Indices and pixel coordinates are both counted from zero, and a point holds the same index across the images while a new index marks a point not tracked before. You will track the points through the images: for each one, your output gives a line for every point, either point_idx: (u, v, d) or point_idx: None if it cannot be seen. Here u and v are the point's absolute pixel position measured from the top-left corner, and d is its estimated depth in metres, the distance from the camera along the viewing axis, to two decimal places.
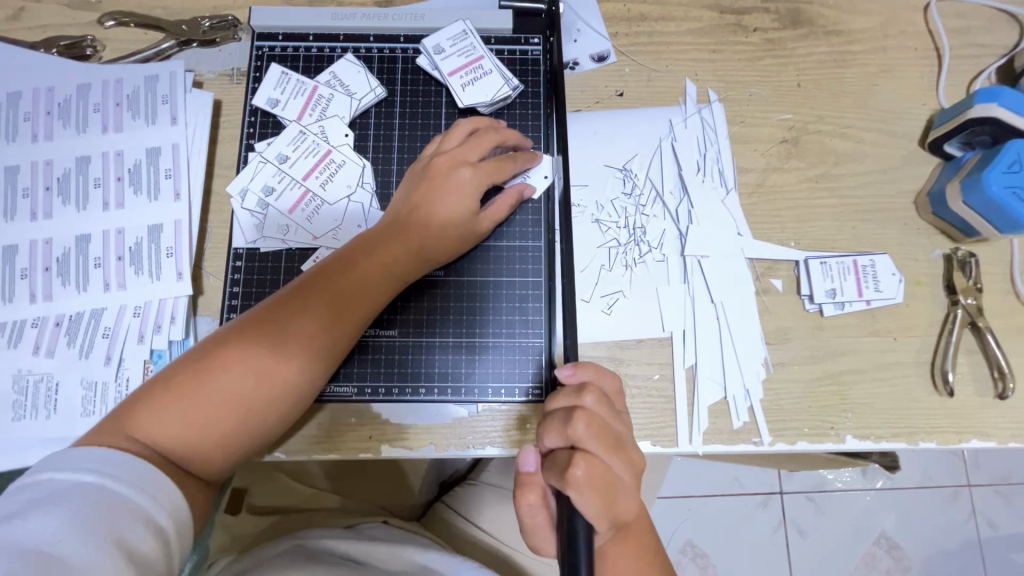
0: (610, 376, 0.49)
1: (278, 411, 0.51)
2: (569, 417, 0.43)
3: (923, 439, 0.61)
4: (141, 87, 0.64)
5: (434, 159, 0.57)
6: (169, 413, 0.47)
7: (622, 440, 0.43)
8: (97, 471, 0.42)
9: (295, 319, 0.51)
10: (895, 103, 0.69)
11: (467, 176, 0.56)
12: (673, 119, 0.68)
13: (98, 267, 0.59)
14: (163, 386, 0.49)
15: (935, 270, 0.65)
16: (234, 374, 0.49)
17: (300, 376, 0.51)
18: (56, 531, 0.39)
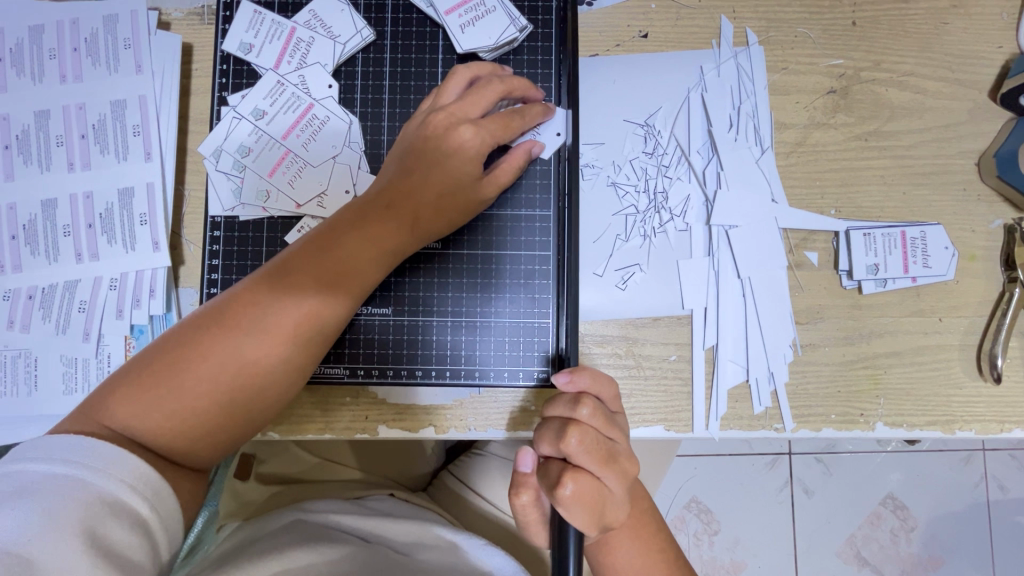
0: (610, 378, 0.44)
1: (265, 398, 0.47)
2: (563, 430, 0.39)
3: (961, 428, 0.56)
4: (100, 29, 0.56)
5: (430, 117, 0.50)
6: (143, 406, 0.43)
7: (617, 453, 0.40)
8: (74, 462, 0.39)
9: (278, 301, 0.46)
10: (966, 46, 0.59)
11: (468, 135, 0.49)
12: (704, 65, 0.59)
13: (68, 236, 0.55)
14: (137, 372, 0.45)
15: (994, 242, 0.58)
16: (216, 360, 0.45)
17: (289, 361, 0.47)
18: (30, 529, 0.36)
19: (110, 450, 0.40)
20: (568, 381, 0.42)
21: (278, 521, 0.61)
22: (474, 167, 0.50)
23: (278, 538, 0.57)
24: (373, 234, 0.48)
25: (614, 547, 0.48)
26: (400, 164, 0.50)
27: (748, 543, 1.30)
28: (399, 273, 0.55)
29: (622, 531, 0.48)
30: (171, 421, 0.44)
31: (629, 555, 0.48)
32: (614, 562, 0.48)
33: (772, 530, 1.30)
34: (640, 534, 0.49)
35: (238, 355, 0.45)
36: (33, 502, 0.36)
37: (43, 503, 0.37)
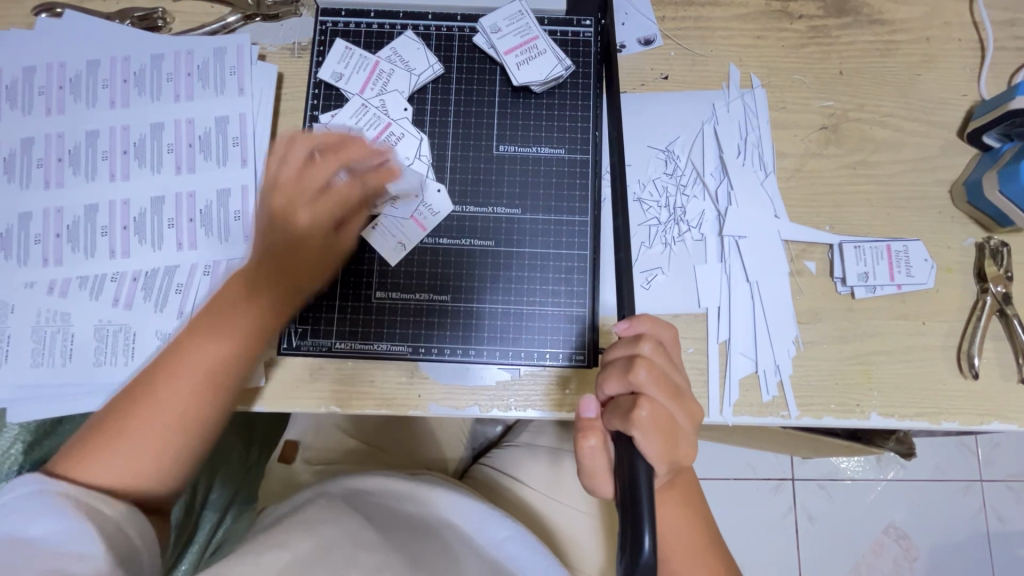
0: (671, 326, 0.47)
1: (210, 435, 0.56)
2: (630, 365, 0.43)
3: (946, 419, 0.64)
4: (210, 59, 0.67)
5: (280, 186, 0.57)
6: (116, 460, 0.52)
7: (683, 391, 0.43)
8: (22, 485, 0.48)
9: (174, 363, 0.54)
10: (936, 94, 0.70)
11: (309, 216, 0.57)
12: (715, 103, 0.70)
13: (172, 228, 0.63)
14: (109, 416, 0.54)
15: (967, 258, 0.67)
16: (172, 400, 0.54)
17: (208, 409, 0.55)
18: (18, 523, 0.45)
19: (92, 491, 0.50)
20: (628, 326, 0.45)
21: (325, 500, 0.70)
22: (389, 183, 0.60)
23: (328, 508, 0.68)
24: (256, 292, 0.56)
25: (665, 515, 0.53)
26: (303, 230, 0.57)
27: (755, 567, 1.35)
28: (466, 269, 0.63)
29: (671, 498, 0.53)
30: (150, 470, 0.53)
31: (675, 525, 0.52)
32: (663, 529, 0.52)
33: (775, 552, 1.35)
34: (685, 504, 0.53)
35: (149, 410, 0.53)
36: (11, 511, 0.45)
37: (16, 510, 0.45)
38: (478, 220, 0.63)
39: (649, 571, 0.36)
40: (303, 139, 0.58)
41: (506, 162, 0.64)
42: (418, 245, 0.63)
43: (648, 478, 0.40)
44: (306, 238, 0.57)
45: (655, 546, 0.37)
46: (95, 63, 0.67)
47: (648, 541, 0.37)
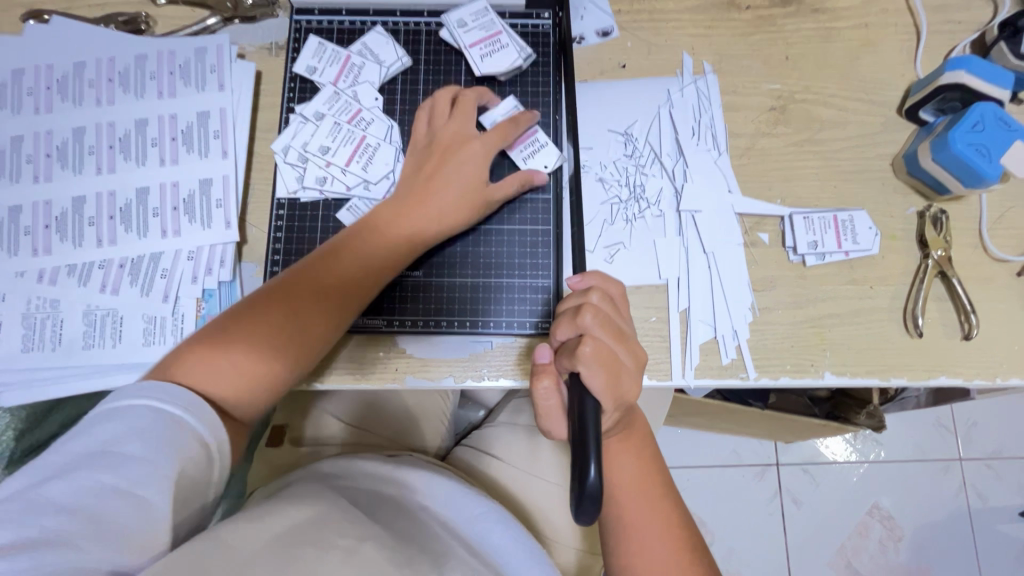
0: (618, 282, 0.51)
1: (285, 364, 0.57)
2: (578, 312, 0.46)
3: (895, 376, 0.67)
4: (191, 58, 0.71)
5: (433, 141, 0.64)
6: (228, 365, 0.55)
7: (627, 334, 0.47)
8: (151, 394, 0.50)
9: (271, 313, 0.58)
10: (876, 75, 0.75)
11: (465, 155, 0.63)
12: (670, 89, 0.74)
13: (156, 216, 0.67)
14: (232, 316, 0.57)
15: (910, 225, 0.71)
16: (258, 340, 0.56)
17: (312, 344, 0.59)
18: (131, 428, 0.47)
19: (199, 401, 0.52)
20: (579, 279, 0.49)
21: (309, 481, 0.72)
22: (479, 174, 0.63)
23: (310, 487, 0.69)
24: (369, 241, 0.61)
25: (616, 464, 0.57)
26: (466, 155, 0.63)
27: (742, 549, 1.37)
28: (440, 246, 0.66)
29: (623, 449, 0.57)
30: (239, 370, 0.55)
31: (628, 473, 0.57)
32: (616, 478, 0.57)
33: (761, 535, 1.38)
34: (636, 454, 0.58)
35: (258, 317, 0.57)
36: (116, 421, 0.47)
37: (131, 422, 0.47)
38: None
39: (595, 496, 0.39)
40: (449, 94, 0.65)
41: None
42: None
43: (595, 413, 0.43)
44: (469, 160, 0.63)
45: (600, 475, 0.40)
46: (82, 64, 0.70)
47: (594, 471, 0.40)
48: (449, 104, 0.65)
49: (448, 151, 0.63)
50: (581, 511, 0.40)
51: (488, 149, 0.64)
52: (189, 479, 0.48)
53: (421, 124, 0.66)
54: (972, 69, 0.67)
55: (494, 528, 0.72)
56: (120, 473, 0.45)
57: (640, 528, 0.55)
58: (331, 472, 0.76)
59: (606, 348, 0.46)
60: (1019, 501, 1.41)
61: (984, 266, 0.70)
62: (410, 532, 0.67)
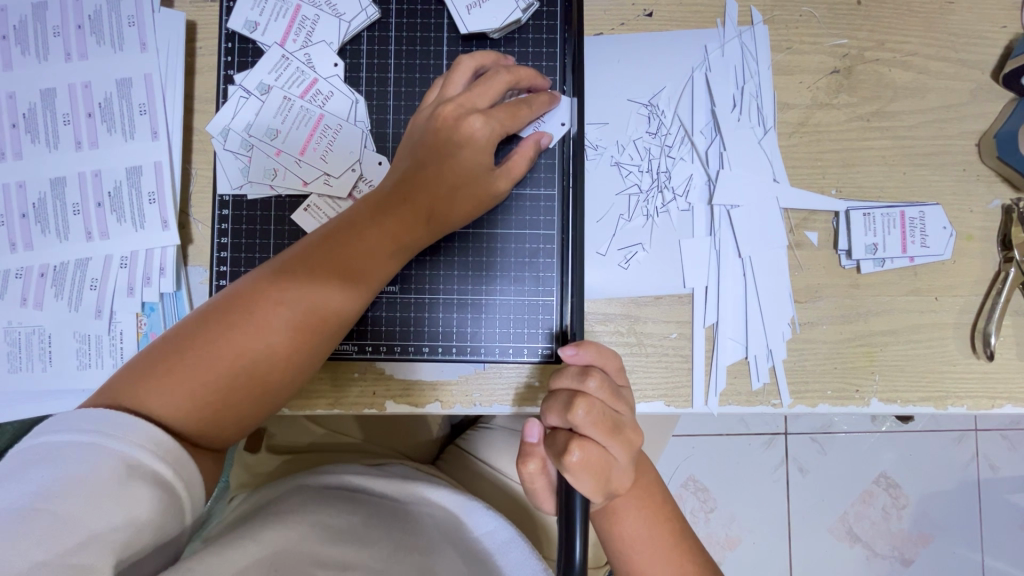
0: (614, 353, 0.46)
1: (248, 396, 0.47)
2: (569, 401, 0.42)
3: (953, 404, 0.58)
4: (102, 6, 0.56)
5: (439, 108, 0.51)
6: (175, 386, 0.45)
7: (623, 425, 0.42)
8: (90, 428, 0.40)
9: (231, 323, 0.47)
10: (970, 27, 0.59)
11: (478, 124, 0.49)
12: (708, 45, 0.59)
13: (78, 214, 0.55)
14: (190, 325, 0.47)
15: (991, 222, 0.58)
16: (212, 356, 0.46)
17: (276, 369, 0.48)
18: (78, 478, 0.38)
19: (145, 426, 0.42)
20: (575, 354, 0.44)
21: (289, 496, 0.65)
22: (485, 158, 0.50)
23: (293, 502, 0.63)
24: (356, 236, 0.49)
25: (620, 516, 0.50)
26: (471, 135, 0.49)
27: (744, 520, 1.35)
28: (426, 255, 0.55)
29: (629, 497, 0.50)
30: (193, 398, 0.45)
31: (635, 524, 0.49)
32: (620, 531, 0.50)
33: (765, 506, 1.35)
34: (645, 502, 0.50)
35: (223, 333, 0.46)
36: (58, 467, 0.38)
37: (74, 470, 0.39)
38: None
39: None
40: (474, 61, 0.52)
41: None
42: None
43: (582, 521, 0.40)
44: (474, 144, 0.50)
45: None
46: None
47: None
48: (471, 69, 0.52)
49: (450, 130, 0.50)
50: None
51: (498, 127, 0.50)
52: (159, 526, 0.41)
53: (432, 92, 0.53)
54: None
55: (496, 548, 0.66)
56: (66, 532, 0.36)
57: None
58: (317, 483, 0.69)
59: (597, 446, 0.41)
60: None
61: None
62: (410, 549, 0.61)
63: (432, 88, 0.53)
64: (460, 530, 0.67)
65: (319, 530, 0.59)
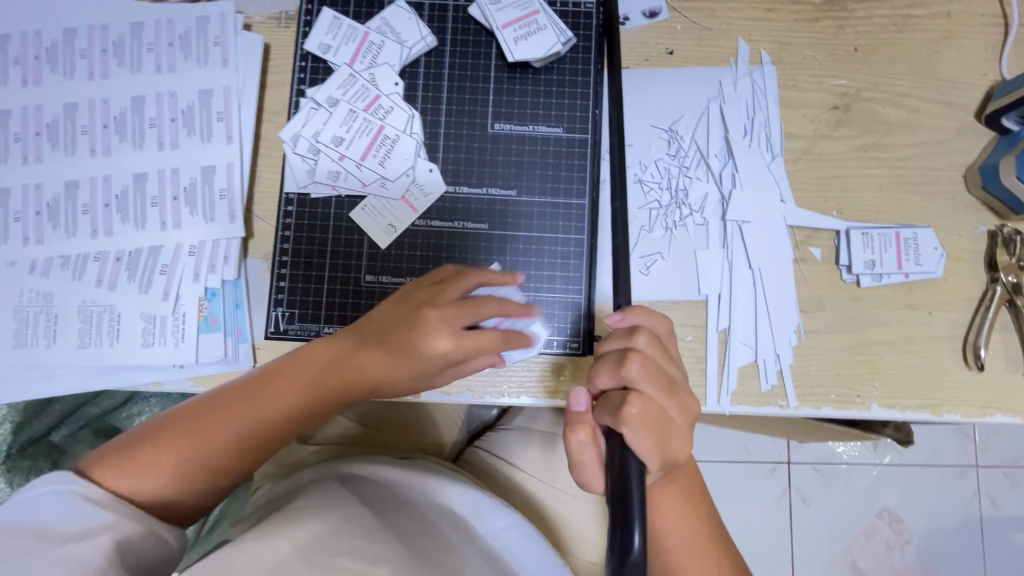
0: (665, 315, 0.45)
1: (199, 485, 0.50)
2: (622, 358, 0.40)
3: (948, 411, 0.62)
4: (192, 28, 0.64)
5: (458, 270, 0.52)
6: (142, 475, 0.48)
7: (677, 384, 0.40)
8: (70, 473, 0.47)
9: (208, 424, 0.50)
10: (954, 73, 0.67)
11: (455, 303, 0.50)
12: (723, 80, 0.67)
13: (155, 206, 0.61)
14: (173, 418, 0.51)
15: (978, 246, 0.64)
16: (180, 454, 0.49)
17: (237, 460, 0.51)
18: (42, 514, 0.43)
19: (111, 502, 0.46)
20: (621, 319, 0.42)
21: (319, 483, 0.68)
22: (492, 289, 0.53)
23: (322, 490, 0.66)
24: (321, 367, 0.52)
25: (660, 509, 0.47)
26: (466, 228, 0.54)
27: (748, 548, 1.36)
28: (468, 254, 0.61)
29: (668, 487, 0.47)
30: (158, 478, 0.49)
31: (676, 517, 0.47)
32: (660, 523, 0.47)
33: (768, 534, 1.36)
34: (687, 495, 0.47)
35: (191, 436, 0.50)
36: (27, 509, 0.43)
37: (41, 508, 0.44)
38: (471, 201, 0.61)
39: (639, 567, 0.35)
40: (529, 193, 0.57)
41: (504, 140, 0.62)
42: (409, 228, 0.61)
43: (640, 474, 0.38)
44: (452, 314, 0.49)
45: (644, 547, 0.36)
46: (73, 31, 0.64)
47: (638, 538, 0.36)
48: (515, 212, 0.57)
49: (437, 294, 0.51)
50: None
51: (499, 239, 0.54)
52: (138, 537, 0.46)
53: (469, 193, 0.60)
54: None
55: (513, 542, 0.69)
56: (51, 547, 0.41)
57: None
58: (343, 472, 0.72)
59: (655, 406, 0.39)
60: None
61: None
62: (429, 539, 0.64)
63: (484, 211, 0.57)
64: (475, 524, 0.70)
65: (346, 512, 0.61)
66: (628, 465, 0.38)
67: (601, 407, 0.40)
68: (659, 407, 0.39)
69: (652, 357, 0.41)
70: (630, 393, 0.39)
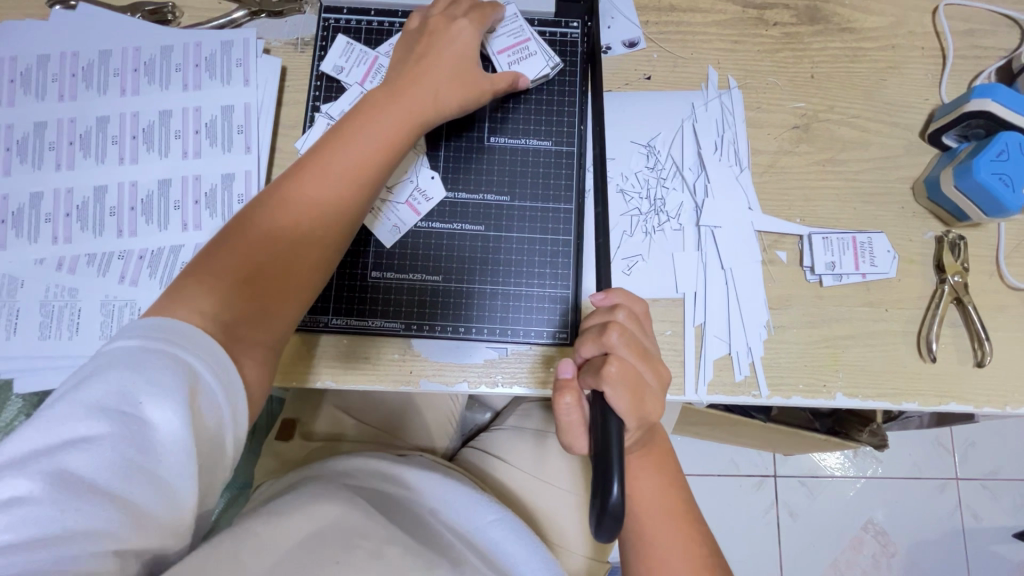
0: (639, 299, 0.52)
1: (293, 283, 0.55)
2: (603, 328, 0.46)
3: (906, 400, 0.68)
4: (217, 51, 0.71)
5: (422, 34, 0.63)
6: (213, 287, 0.51)
7: (651, 353, 0.47)
8: (153, 338, 0.45)
9: (264, 252, 0.54)
10: (899, 98, 0.75)
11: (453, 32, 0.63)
12: (695, 102, 0.74)
13: (177, 209, 0.67)
14: (215, 252, 0.53)
15: (927, 250, 0.71)
16: (249, 269, 0.53)
17: (332, 203, 0.57)
18: (115, 396, 0.42)
19: (196, 337, 0.47)
20: (602, 297, 0.48)
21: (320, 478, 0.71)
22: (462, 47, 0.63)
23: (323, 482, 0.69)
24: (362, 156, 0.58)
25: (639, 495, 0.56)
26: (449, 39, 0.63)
27: (737, 562, 1.38)
28: (467, 254, 0.67)
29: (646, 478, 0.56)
30: (238, 292, 0.52)
31: (650, 488, 0.55)
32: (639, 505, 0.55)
33: (757, 547, 1.39)
34: (660, 469, 0.56)
35: (258, 238, 0.54)
36: (130, 375, 0.42)
37: (143, 377, 0.42)
38: (469, 206, 0.68)
39: (618, 511, 0.39)
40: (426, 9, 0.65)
41: (500, 151, 0.69)
42: (412, 229, 0.67)
43: (618, 431, 0.43)
44: (429, 63, 0.62)
45: (623, 496, 0.40)
46: (108, 52, 0.70)
47: (617, 488, 0.40)
48: (443, 17, 0.64)
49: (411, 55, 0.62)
50: (601, 527, 0.40)
51: (477, 31, 0.65)
52: (210, 447, 0.45)
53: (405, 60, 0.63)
54: (998, 97, 0.66)
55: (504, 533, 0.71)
56: (132, 456, 0.41)
57: (661, 542, 0.54)
58: (342, 470, 0.75)
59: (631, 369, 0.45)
60: (1013, 522, 1.41)
61: (999, 294, 0.70)
62: (423, 537, 0.67)
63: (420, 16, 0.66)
64: (466, 523, 0.72)
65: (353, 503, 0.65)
66: (609, 423, 0.43)
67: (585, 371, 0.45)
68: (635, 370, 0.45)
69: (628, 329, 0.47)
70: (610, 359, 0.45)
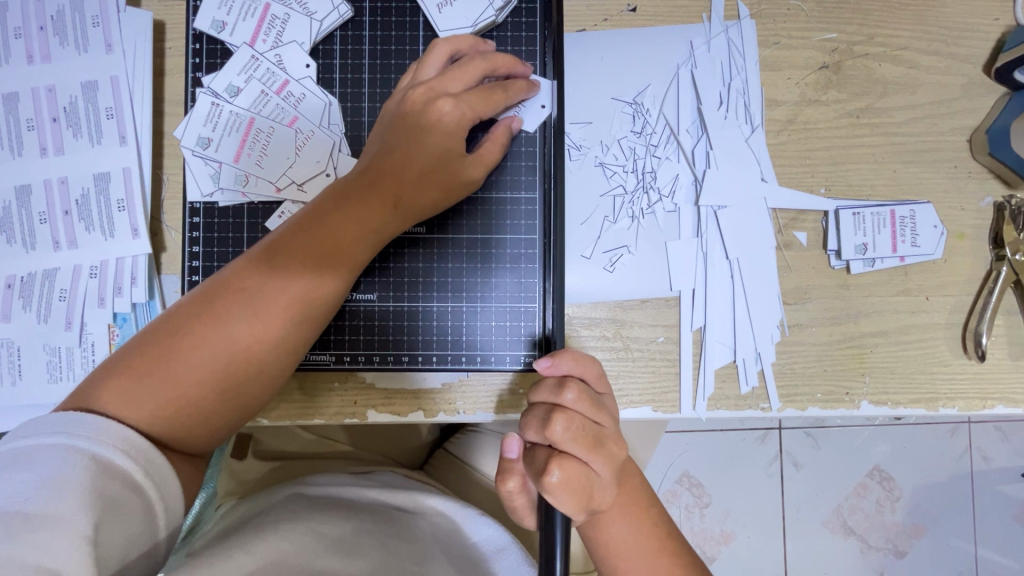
0: (592, 358, 0.45)
1: (230, 389, 0.46)
2: (547, 417, 0.41)
3: (944, 405, 0.57)
4: (66, 6, 0.54)
5: (407, 95, 0.49)
6: (136, 390, 0.43)
7: (605, 438, 0.41)
8: (63, 431, 0.40)
9: (194, 346, 0.44)
10: (961, 20, 0.58)
11: (447, 109, 0.48)
12: (694, 41, 0.58)
13: (45, 223, 0.54)
14: (140, 347, 0.45)
15: (982, 220, 0.57)
16: (184, 365, 0.44)
17: (268, 330, 0.46)
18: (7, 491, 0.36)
19: (117, 432, 0.41)
20: (550, 365, 0.43)
21: (274, 495, 0.62)
22: (453, 144, 0.48)
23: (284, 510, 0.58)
24: (318, 231, 0.47)
25: (609, 523, 0.47)
26: (439, 119, 0.47)
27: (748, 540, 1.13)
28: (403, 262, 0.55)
29: (616, 507, 0.47)
30: (163, 399, 0.44)
31: (623, 532, 0.47)
32: (606, 537, 0.47)
33: None
34: (633, 509, 0.47)
35: (200, 327, 0.45)
36: (20, 473, 0.37)
37: (34, 470, 0.37)
38: None
39: None
40: (436, 48, 0.50)
41: None
42: None
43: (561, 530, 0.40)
44: (442, 128, 0.48)
45: None
46: None
47: None
48: (428, 90, 0.48)
49: (418, 114, 0.48)
50: None
51: (474, 101, 0.49)
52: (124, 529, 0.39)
53: (386, 141, 0.49)
54: None
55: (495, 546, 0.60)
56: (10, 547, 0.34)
57: None
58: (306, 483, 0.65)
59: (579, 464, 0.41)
60: None
61: None
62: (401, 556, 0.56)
63: (406, 73, 0.52)
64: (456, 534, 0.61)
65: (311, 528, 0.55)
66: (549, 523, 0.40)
67: (527, 464, 0.42)
68: (583, 466, 0.40)
69: (578, 411, 0.41)
70: (555, 451, 0.41)
